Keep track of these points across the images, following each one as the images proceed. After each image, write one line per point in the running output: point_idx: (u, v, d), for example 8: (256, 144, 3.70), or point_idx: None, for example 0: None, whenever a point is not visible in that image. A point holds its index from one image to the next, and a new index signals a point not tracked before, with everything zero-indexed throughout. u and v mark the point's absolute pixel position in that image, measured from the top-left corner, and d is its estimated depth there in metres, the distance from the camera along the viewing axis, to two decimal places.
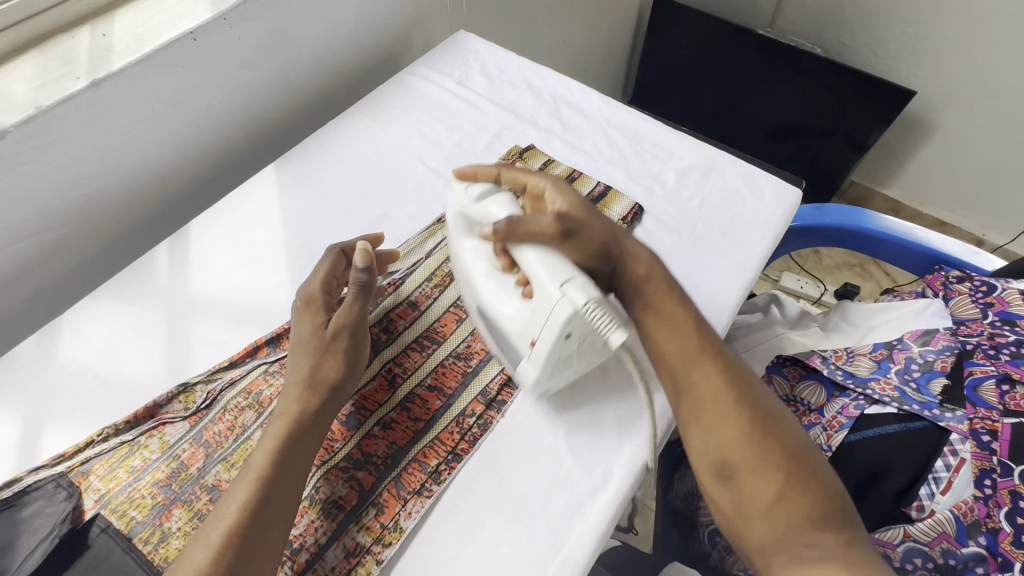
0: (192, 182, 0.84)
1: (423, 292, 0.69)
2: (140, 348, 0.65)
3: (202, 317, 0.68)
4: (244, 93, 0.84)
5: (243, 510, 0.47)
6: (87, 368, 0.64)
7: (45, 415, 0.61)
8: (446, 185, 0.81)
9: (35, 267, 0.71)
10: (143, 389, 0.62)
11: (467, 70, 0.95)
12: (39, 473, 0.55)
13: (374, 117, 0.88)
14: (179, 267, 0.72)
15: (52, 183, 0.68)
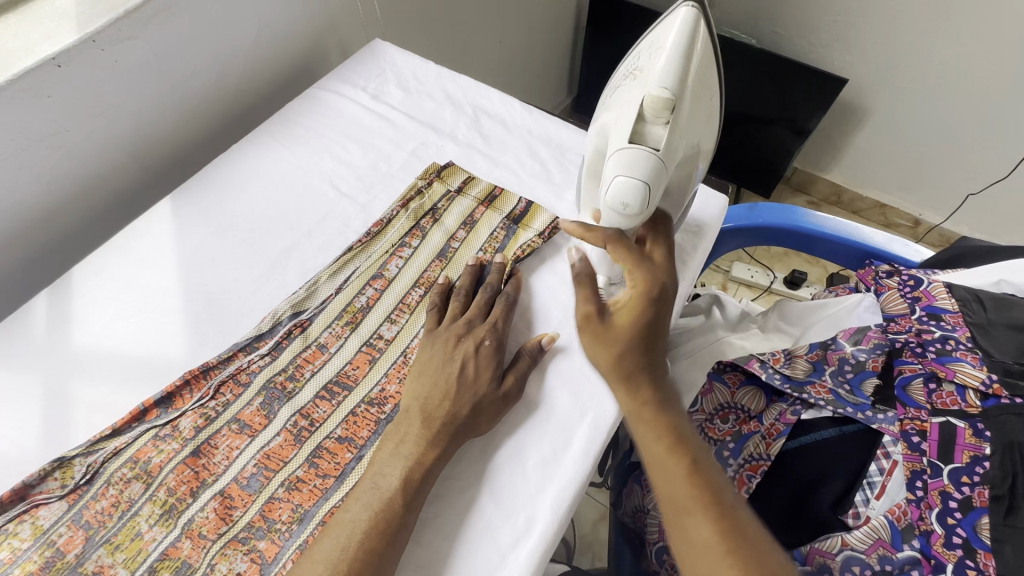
0: (78, 221, 0.76)
1: (334, 331, 0.64)
2: (11, 418, 0.58)
3: (85, 377, 0.61)
4: (132, 120, 0.77)
5: (360, 544, 0.48)
6: None
7: None
8: (360, 211, 0.76)
9: None
10: (14, 466, 0.56)
11: (382, 82, 0.90)
12: None
13: (281, 138, 0.82)
14: (59, 320, 0.65)
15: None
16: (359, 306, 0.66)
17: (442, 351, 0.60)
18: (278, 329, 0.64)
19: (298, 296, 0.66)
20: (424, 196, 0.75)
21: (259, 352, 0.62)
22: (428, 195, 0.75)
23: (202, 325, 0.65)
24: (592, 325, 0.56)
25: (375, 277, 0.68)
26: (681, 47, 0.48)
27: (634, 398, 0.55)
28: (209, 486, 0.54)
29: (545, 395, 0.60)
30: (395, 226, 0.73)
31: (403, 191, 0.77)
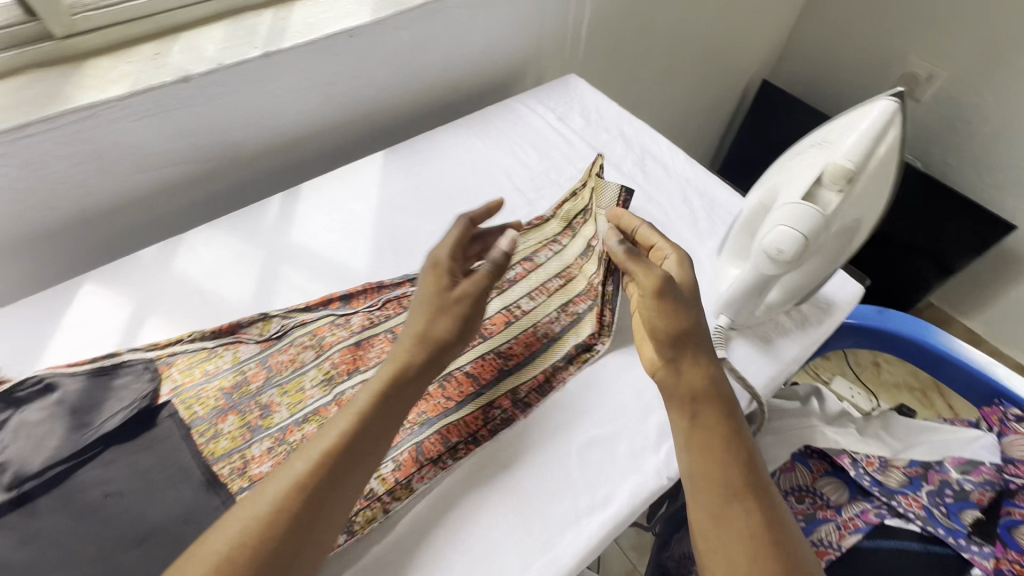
0: (311, 154, 0.96)
1: (482, 292, 0.75)
2: (237, 275, 0.76)
3: (293, 263, 0.77)
4: (375, 90, 0.96)
5: (338, 438, 0.52)
6: (192, 280, 0.75)
7: (153, 308, 0.72)
8: (526, 204, 0.88)
9: (177, 190, 0.85)
10: (231, 309, 0.72)
11: (569, 109, 1.04)
12: (136, 354, 0.66)
13: (478, 132, 0.98)
14: (285, 217, 0.83)
15: (208, 127, 0.81)
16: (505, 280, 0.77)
17: (434, 285, 0.62)
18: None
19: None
20: (577, 196, 0.86)
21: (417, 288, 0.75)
22: (581, 195, 0.86)
23: (384, 254, 0.80)
24: (660, 296, 0.62)
25: (529, 259, 0.79)
26: (874, 129, 0.56)
27: (678, 364, 0.61)
28: (360, 373, 0.66)
29: (645, 397, 0.67)
30: (552, 223, 0.84)
31: (565, 198, 0.88)
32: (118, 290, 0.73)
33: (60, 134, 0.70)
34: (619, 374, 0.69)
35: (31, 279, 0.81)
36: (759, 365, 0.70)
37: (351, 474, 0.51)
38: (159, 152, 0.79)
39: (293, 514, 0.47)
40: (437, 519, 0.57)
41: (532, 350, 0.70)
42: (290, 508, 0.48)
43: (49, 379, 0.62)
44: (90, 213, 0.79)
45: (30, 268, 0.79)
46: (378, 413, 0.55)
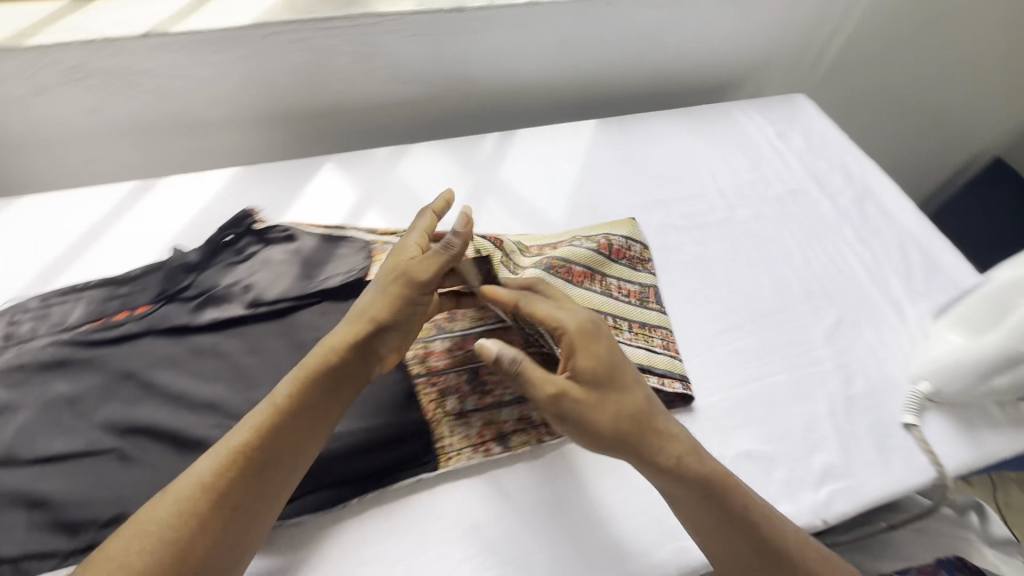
0: (527, 106, 1.00)
1: (623, 288, 0.71)
2: (446, 194, 0.82)
3: (496, 199, 0.83)
4: (605, 62, 0.97)
5: (244, 438, 0.49)
6: (409, 187, 0.83)
7: (374, 201, 0.80)
8: (726, 208, 0.85)
9: (411, 107, 0.93)
10: (437, 222, 0.79)
11: (790, 128, 0.99)
12: (359, 234, 0.74)
13: (692, 126, 0.97)
14: (497, 155, 0.88)
15: (457, 58, 0.88)
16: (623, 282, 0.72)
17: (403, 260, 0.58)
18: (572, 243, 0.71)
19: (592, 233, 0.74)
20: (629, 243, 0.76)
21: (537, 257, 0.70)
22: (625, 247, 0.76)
23: (579, 214, 0.82)
24: (560, 405, 0.50)
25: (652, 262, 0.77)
26: None
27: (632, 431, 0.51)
28: None
29: (816, 433, 0.63)
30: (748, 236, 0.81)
31: (768, 214, 0.85)
32: (350, 178, 0.83)
33: (350, 33, 0.80)
34: (791, 401, 0.66)
35: (278, 150, 0.94)
36: (953, 449, 0.63)
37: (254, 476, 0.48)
38: (412, 70, 0.88)
39: (208, 511, 0.45)
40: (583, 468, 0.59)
41: (704, 347, 0.70)
42: (209, 493, 0.46)
43: (292, 231, 0.72)
44: (341, 107, 0.90)
45: (281, 141, 0.92)
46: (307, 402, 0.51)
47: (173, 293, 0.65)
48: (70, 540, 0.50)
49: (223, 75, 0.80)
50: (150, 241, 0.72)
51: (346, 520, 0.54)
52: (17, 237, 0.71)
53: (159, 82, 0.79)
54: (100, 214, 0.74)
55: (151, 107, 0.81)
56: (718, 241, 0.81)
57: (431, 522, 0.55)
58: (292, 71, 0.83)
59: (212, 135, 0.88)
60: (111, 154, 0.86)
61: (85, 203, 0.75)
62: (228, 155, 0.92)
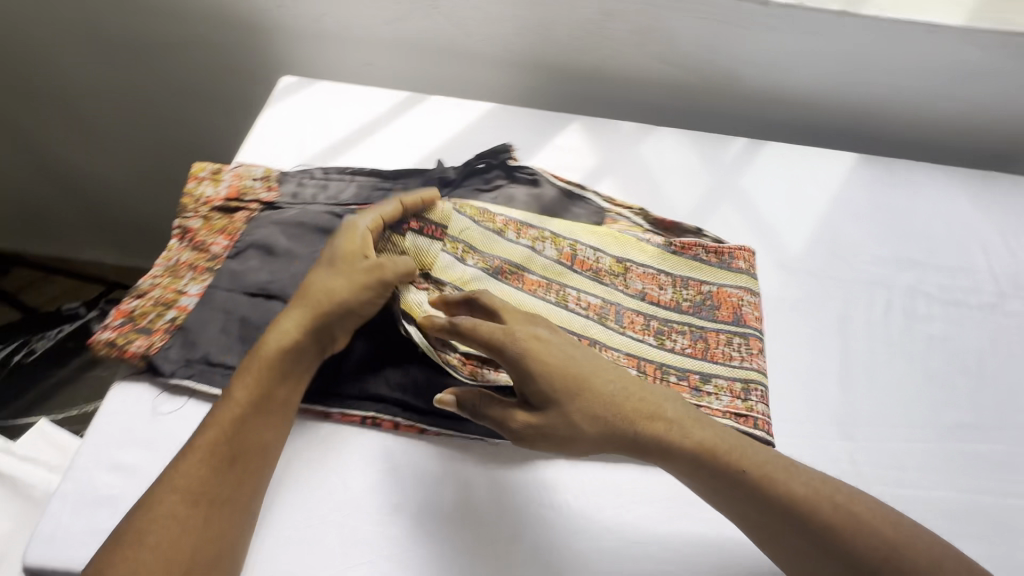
0: (781, 120, 0.92)
1: (580, 298, 0.65)
2: (683, 185, 0.79)
3: (733, 206, 0.79)
4: (889, 94, 0.87)
5: (220, 433, 0.50)
6: (648, 167, 0.81)
7: (612, 172, 0.80)
8: (993, 293, 0.74)
9: (666, 89, 0.90)
10: (669, 210, 0.77)
11: None
12: (595, 198, 0.75)
13: (971, 191, 0.84)
14: (742, 161, 0.83)
15: (734, 51, 0.84)
16: (582, 294, 0.65)
17: (350, 256, 0.59)
18: (538, 246, 0.67)
19: (563, 235, 0.69)
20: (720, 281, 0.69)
21: (512, 237, 0.67)
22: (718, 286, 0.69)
23: (819, 248, 0.75)
24: (533, 435, 0.52)
25: (658, 282, 0.68)
26: None
27: (694, 467, 0.52)
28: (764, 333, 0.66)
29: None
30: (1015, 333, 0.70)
31: None
32: (593, 144, 0.83)
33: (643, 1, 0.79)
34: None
35: (520, 98, 0.95)
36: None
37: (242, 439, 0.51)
38: (684, 52, 0.85)
39: (207, 494, 0.48)
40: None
41: (933, 435, 0.62)
42: (194, 492, 0.47)
43: (538, 178, 0.75)
44: (598, 72, 0.89)
45: (527, 90, 0.93)
46: (276, 382, 0.53)
47: None
48: (314, 381, 0.57)
49: (510, 14, 0.83)
50: (413, 149, 0.79)
51: (536, 462, 0.56)
52: (310, 116, 0.81)
53: (455, 7, 0.83)
54: (376, 114, 0.82)
55: (436, 29, 0.87)
56: (974, 328, 0.70)
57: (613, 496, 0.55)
58: (572, 26, 0.83)
59: (472, 68, 0.91)
60: (382, 63, 0.93)
61: (366, 102, 0.83)
62: (475, 91, 0.95)
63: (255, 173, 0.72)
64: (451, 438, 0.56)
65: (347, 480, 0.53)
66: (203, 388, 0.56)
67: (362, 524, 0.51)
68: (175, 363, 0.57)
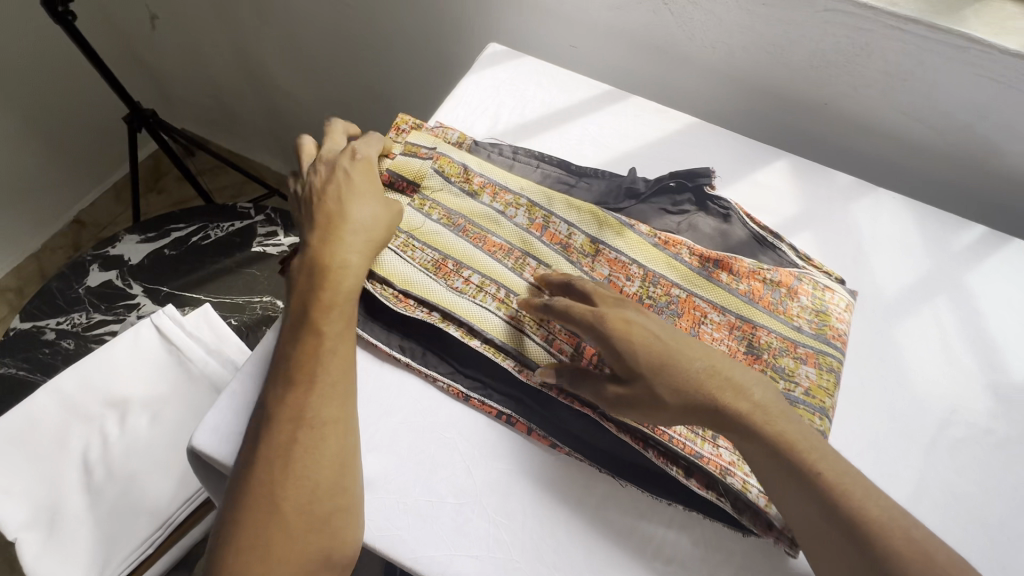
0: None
1: (537, 269, 0.63)
2: (893, 264, 0.69)
3: (949, 304, 0.67)
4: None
5: (320, 370, 0.51)
6: (856, 232, 0.71)
7: (811, 225, 0.71)
8: None
9: (897, 145, 0.78)
10: (870, 288, 0.67)
11: None
12: (789, 251, 0.66)
13: None
14: (975, 253, 0.70)
15: (1009, 119, 0.69)
16: (542, 266, 0.63)
17: (336, 179, 0.60)
18: (508, 212, 0.66)
19: (540, 204, 0.67)
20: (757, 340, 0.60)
21: (485, 200, 0.67)
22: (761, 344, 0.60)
23: None
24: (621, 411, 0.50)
25: (626, 271, 0.64)
26: None
27: (765, 460, 0.47)
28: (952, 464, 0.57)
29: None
30: None
31: None
32: (798, 187, 0.73)
33: (913, 41, 0.67)
34: None
35: (723, 114, 0.87)
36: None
37: (331, 350, 0.52)
38: (940, 108, 0.72)
39: (312, 423, 0.49)
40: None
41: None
42: (300, 418, 0.49)
43: (731, 212, 0.68)
44: (824, 107, 0.79)
45: (734, 107, 0.85)
46: (326, 290, 0.54)
47: (609, 207, 0.68)
48: (461, 363, 0.58)
49: (747, 26, 0.75)
50: (603, 148, 0.75)
51: (661, 520, 0.52)
52: (509, 90, 0.80)
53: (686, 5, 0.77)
54: (574, 103, 0.79)
55: (659, 24, 0.81)
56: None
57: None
58: (813, 53, 0.74)
59: (681, 73, 0.85)
60: (588, 46, 0.89)
61: (566, 88, 0.81)
62: (675, 95, 0.89)
63: (449, 138, 0.72)
64: (581, 464, 0.54)
65: (472, 471, 0.53)
66: (362, 335, 0.58)
67: (477, 520, 0.51)
68: None
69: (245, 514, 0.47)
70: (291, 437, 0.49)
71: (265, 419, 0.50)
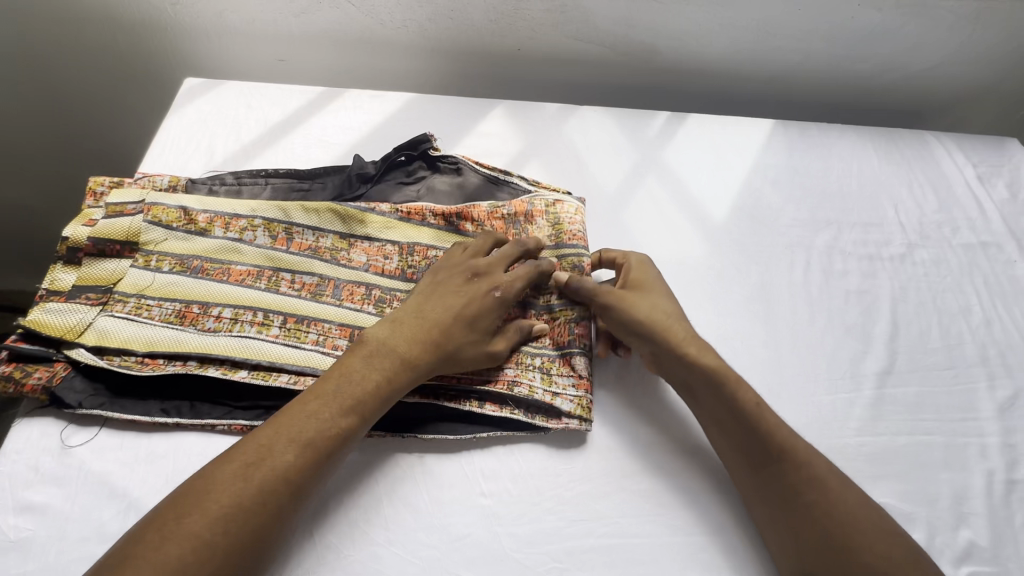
0: (702, 87, 0.95)
1: (293, 280, 0.63)
2: (607, 163, 0.80)
3: (658, 179, 0.80)
4: (800, 58, 0.90)
5: (328, 444, 0.49)
6: (573, 147, 0.81)
7: (534, 154, 0.79)
8: (905, 245, 0.78)
9: (586, 65, 0.90)
10: (595, 189, 0.77)
11: (997, 171, 0.87)
12: (520, 182, 0.72)
13: (880, 151, 0.87)
14: (664, 133, 0.84)
15: (649, 23, 0.83)
16: (298, 276, 0.64)
17: (451, 282, 0.59)
18: (245, 237, 0.64)
19: (277, 219, 0.66)
20: None
21: (218, 233, 0.64)
22: None
23: (742, 214, 0.78)
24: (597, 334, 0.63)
25: (383, 252, 0.67)
26: None
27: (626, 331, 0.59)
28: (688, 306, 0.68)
29: (964, 507, 0.58)
30: (925, 282, 0.74)
31: (951, 264, 0.76)
32: (517, 127, 0.82)
33: None
34: (939, 469, 0.60)
35: (444, 83, 0.94)
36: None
37: (355, 440, 0.51)
38: (600, 28, 0.84)
39: (282, 491, 0.46)
40: (715, 476, 0.56)
41: (854, 385, 0.65)
42: (276, 481, 0.46)
43: (461, 165, 0.73)
44: (519, 52, 0.88)
45: (450, 73, 0.92)
46: (388, 390, 0.53)
47: (347, 198, 0.70)
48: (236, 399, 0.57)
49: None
50: (331, 147, 0.77)
51: (472, 453, 0.56)
52: (220, 118, 0.78)
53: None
54: (290, 112, 0.79)
55: (349, 18, 0.83)
56: (888, 278, 0.74)
57: (552, 478, 0.55)
58: (489, 9, 0.82)
59: (390, 56, 0.89)
60: (301, 58, 0.90)
61: (278, 100, 0.80)
62: (400, 78, 0.93)
63: (159, 184, 0.66)
64: (387, 439, 0.56)
65: None
66: (115, 416, 0.55)
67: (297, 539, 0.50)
68: (81, 394, 0.55)
69: (167, 562, 0.40)
70: (259, 492, 0.45)
71: (266, 458, 0.46)
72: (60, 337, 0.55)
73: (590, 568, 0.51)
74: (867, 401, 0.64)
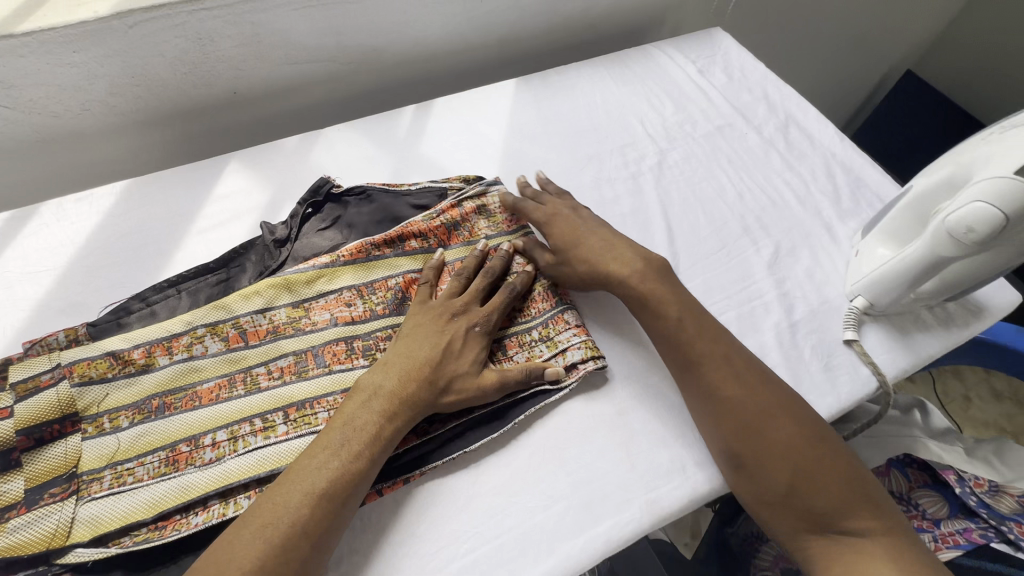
0: (438, 72, 0.98)
1: (269, 369, 0.60)
2: (367, 176, 0.80)
3: (420, 172, 0.81)
4: (515, 15, 0.95)
5: (325, 502, 0.50)
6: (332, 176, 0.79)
7: (288, 196, 0.76)
8: (658, 152, 0.87)
9: (311, 90, 0.88)
10: None
11: (711, 63, 1.01)
12: (422, 185, 0.74)
13: (612, 73, 0.97)
14: (415, 127, 0.85)
15: (355, 27, 0.83)
16: (272, 364, 0.60)
17: (430, 321, 0.61)
18: (196, 351, 0.59)
19: (221, 317, 0.61)
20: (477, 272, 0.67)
21: (164, 362, 0.58)
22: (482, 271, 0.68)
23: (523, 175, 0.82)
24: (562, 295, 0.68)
25: (343, 301, 0.65)
26: None
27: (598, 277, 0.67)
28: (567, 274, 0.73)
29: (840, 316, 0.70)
30: (691, 171, 0.85)
31: (700, 153, 0.87)
32: (256, 175, 0.77)
33: None
34: (800, 296, 0.72)
35: (179, 143, 0.86)
36: (891, 356, 0.67)
37: (368, 481, 0.52)
38: (307, 47, 0.82)
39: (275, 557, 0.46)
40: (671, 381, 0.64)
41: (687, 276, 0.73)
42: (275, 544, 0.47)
43: (367, 191, 0.73)
44: (237, 95, 0.83)
45: (173, 136, 0.84)
46: (391, 430, 0.54)
47: (273, 270, 0.66)
48: None
49: (90, 76, 0.72)
50: (40, 277, 0.66)
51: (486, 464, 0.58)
52: None
53: None
54: None
55: (11, 122, 0.72)
56: (653, 189, 0.82)
57: (551, 454, 0.59)
58: (172, 63, 0.75)
59: (97, 142, 0.80)
60: None
61: None
62: (122, 162, 0.84)
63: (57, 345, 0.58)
64: (438, 469, 0.57)
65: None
66: None
67: None
68: None
69: None
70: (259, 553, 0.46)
71: (280, 517, 0.48)
72: (46, 548, 0.48)
73: (609, 513, 0.55)
74: (731, 268, 0.74)
